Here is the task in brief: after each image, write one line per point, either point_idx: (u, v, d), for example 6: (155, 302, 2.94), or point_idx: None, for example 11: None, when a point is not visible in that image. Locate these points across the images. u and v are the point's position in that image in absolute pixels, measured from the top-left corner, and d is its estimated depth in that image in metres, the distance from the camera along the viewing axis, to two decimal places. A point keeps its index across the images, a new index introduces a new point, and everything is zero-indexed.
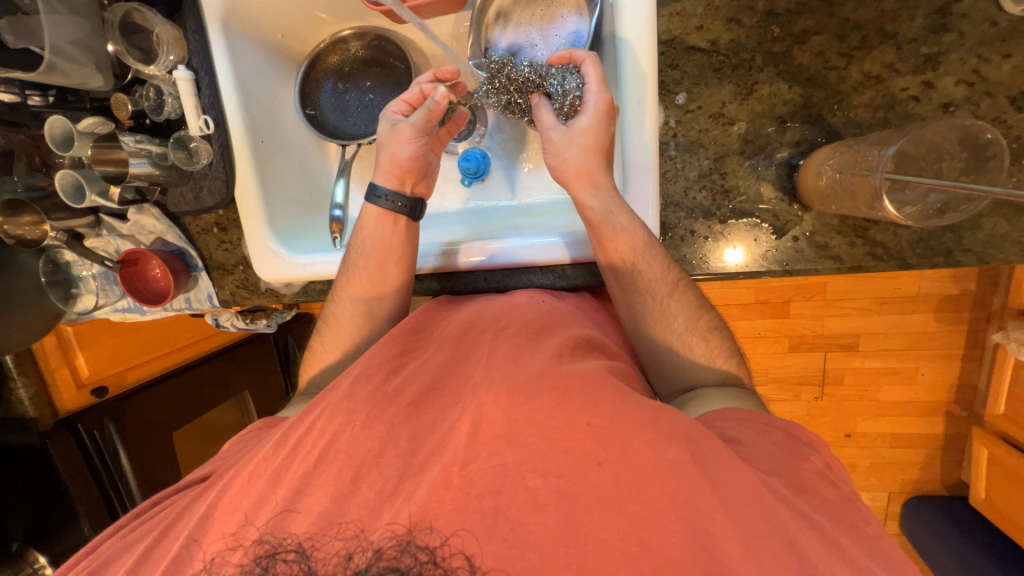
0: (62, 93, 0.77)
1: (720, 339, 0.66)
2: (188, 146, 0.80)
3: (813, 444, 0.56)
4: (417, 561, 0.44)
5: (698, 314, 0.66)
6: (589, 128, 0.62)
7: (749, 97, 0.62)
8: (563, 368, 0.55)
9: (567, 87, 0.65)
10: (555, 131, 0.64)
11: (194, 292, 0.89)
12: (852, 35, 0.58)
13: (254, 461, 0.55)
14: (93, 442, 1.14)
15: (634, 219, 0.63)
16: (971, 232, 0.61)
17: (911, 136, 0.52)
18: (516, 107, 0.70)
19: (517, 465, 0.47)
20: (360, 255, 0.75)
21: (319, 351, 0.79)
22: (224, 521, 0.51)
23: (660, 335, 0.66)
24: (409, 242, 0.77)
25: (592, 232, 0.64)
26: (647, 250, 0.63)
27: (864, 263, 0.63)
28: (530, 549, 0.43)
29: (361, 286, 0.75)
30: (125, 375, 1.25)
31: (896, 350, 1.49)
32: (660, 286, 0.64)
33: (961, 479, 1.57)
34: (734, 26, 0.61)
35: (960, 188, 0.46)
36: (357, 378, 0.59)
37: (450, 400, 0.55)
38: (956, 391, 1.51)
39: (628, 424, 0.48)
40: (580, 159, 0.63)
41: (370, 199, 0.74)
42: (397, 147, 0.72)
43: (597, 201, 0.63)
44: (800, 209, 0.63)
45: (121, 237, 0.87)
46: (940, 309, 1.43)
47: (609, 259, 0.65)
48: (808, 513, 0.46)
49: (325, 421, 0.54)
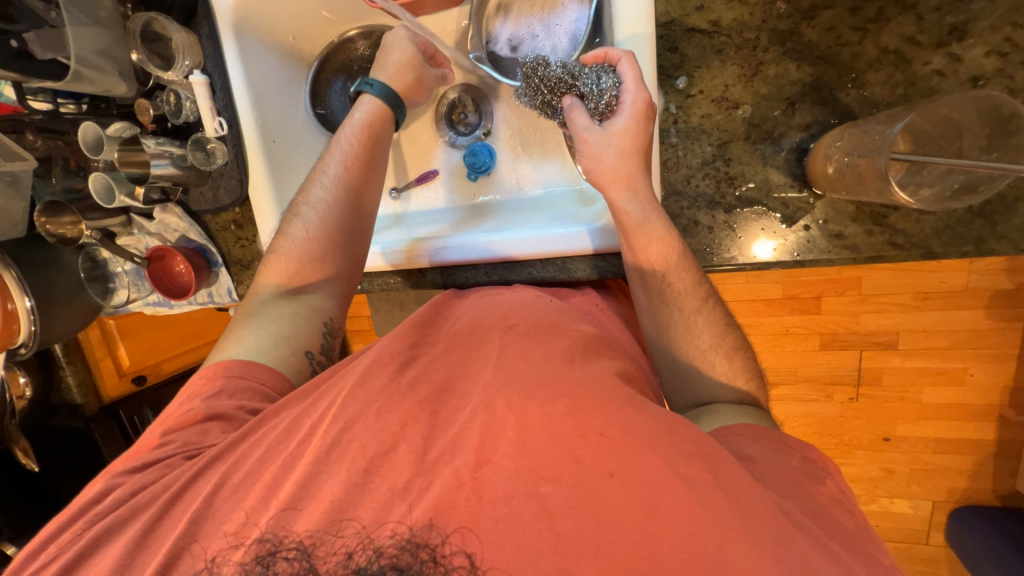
0: (94, 101, 0.83)
1: (744, 360, 0.63)
2: (206, 146, 0.83)
3: (831, 469, 0.53)
4: (417, 560, 0.45)
5: (724, 334, 0.63)
6: (628, 129, 0.59)
7: (754, 78, 0.59)
8: (570, 373, 0.54)
9: (602, 85, 0.61)
10: (591, 133, 0.61)
11: (215, 286, 0.93)
12: (866, 7, 0.54)
13: (263, 448, 0.57)
14: (132, 424, 1.28)
15: (673, 233, 0.62)
16: (1006, 219, 0.55)
17: (921, 109, 0.48)
18: (549, 108, 0.68)
19: (529, 470, 0.47)
20: (353, 139, 0.77)
21: (282, 256, 0.76)
22: (232, 514, 0.53)
23: (683, 348, 0.64)
24: (385, 127, 0.79)
25: (626, 234, 0.62)
26: (683, 263, 0.61)
27: (883, 253, 0.59)
28: (542, 556, 0.43)
29: (351, 172, 0.77)
30: (163, 365, 1.35)
31: (941, 348, 1.38)
32: (689, 300, 0.63)
33: (1016, 489, 1.45)
34: (737, 5, 0.58)
35: (982, 167, 0.43)
36: (371, 366, 0.59)
37: (462, 401, 0.54)
38: (1010, 394, 1.39)
39: (639, 433, 0.47)
40: (615, 160, 0.59)
41: (364, 91, 0.79)
42: (416, 70, 0.80)
43: (634, 206, 0.60)
44: (811, 195, 0.60)
45: (150, 235, 0.92)
46: (991, 304, 1.32)
47: (639, 264, 0.63)
48: (823, 539, 0.44)
49: (334, 414, 0.55)
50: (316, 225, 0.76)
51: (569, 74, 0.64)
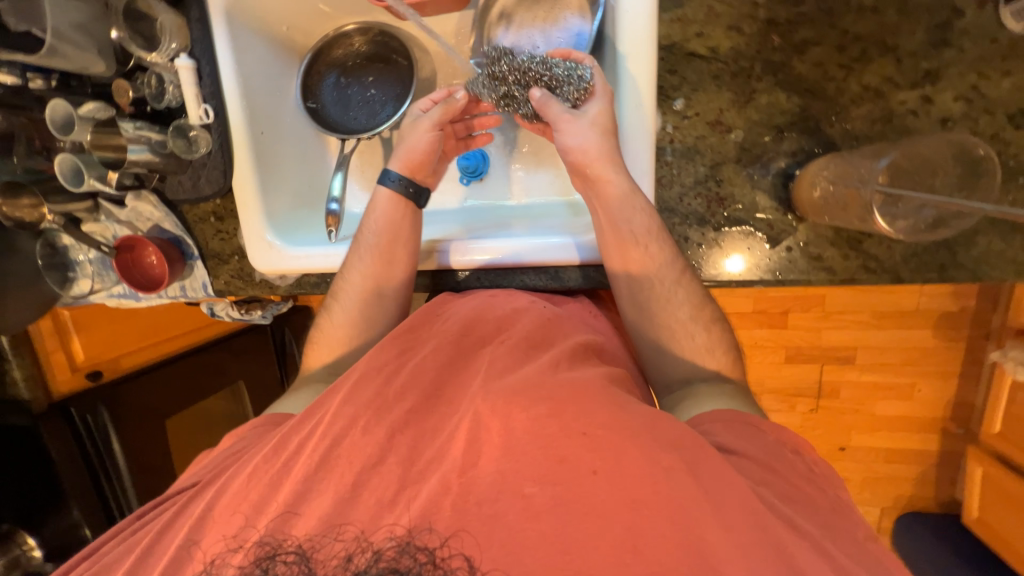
0: (65, 78, 0.77)
1: (722, 330, 0.66)
2: (188, 134, 0.79)
3: (799, 450, 0.56)
4: (417, 561, 0.45)
5: (703, 304, 0.65)
6: (605, 111, 0.63)
7: (748, 105, 0.61)
8: (559, 375, 0.57)
9: (578, 73, 0.64)
10: (570, 117, 0.62)
11: (189, 280, 0.89)
12: (852, 47, 0.58)
13: (249, 466, 0.58)
14: (85, 425, 1.16)
15: (648, 205, 0.64)
16: (965, 249, 0.60)
17: (904, 150, 0.54)
18: (513, 100, 0.68)
19: (514, 471, 0.48)
20: (372, 235, 0.77)
21: (320, 340, 0.81)
22: (230, 519, 0.55)
23: (663, 321, 0.66)
24: (415, 228, 0.79)
25: (607, 207, 0.63)
26: (660, 233, 0.63)
27: (856, 276, 0.63)
28: (526, 554, 0.44)
29: (372, 266, 0.77)
30: (121, 361, 1.28)
31: (893, 365, 1.48)
32: (669, 273, 0.64)
33: (954, 496, 1.57)
34: (735, 34, 0.60)
35: (971, 208, 0.45)
36: (361, 379, 0.61)
37: (451, 410, 0.57)
38: (950, 409, 1.50)
39: (619, 431, 0.49)
40: (597, 138, 0.62)
41: (380, 184, 0.79)
42: (415, 140, 0.77)
43: (622, 179, 0.62)
44: (795, 219, 0.63)
45: (119, 223, 0.87)
46: (939, 325, 1.42)
47: (621, 239, 0.64)
48: (801, 529, 0.45)
49: (324, 429, 0.56)
50: (345, 313, 0.79)
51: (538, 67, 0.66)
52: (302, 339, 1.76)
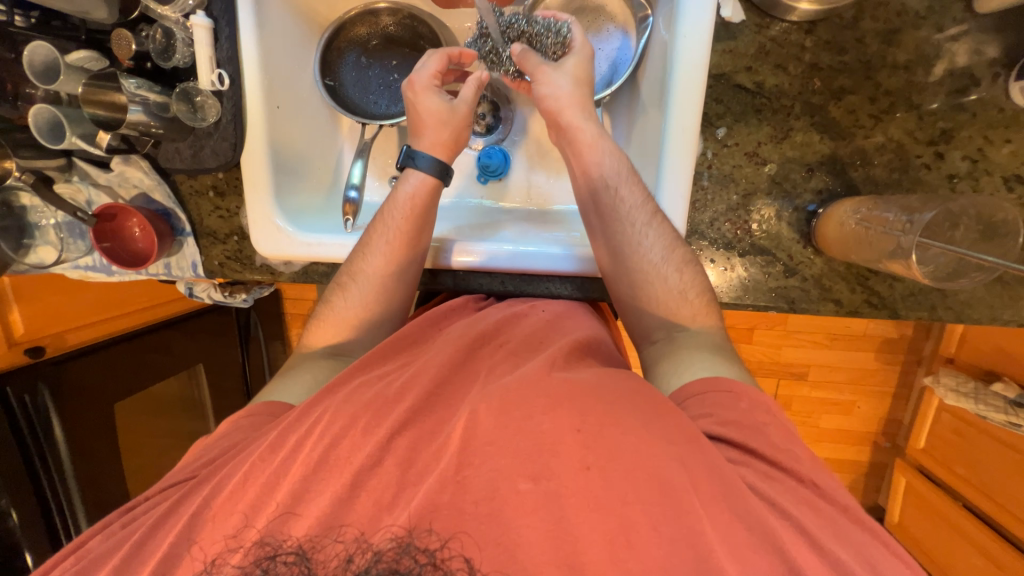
0: (47, 17, 0.69)
1: (694, 273, 0.67)
2: (194, 99, 0.73)
3: (773, 412, 0.56)
4: (417, 562, 0.44)
5: (674, 244, 0.66)
6: (577, 65, 0.70)
7: (784, 141, 0.65)
8: (556, 375, 0.57)
9: (559, 28, 0.72)
10: (546, 67, 0.70)
11: (176, 258, 0.81)
12: (882, 99, 0.63)
13: (245, 465, 0.54)
14: (22, 408, 1.01)
15: (618, 151, 0.70)
16: (954, 294, 0.67)
17: (941, 208, 0.56)
18: (496, 57, 0.76)
19: (507, 468, 0.48)
20: (398, 213, 0.74)
21: (325, 321, 0.77)
22: (231, 515, 0.51)
23: (637, 264, 0.67)
24: (431, 204, 0.76)
25: (579, 152, 0.70)
26: (629, 175, 0.68)
27: (860, 310, 0.68)
28: (520, 552, 0.44)
29: (394, 246, 0.74)
30: (67, 337, 1.11)
31: (841, 383, 1.62)
32: (639, 214, 0.66)
33: (877, 502, 1.75)
34: (780, 72, 0.64)
35: (991, 263, 0.50)
36: (359, 386, 0.60)
37: (448, 413, 0.56)
38: (883, 424, 1.67)
39: (631, 437, 0.49)
40: (569, 89, 0.69)
41: (411, 165, 0.75)
42: (449, 124, 0.75)
43: (589, 126, 0.69)
44: (813, 252, 0.67)
45: (96, 187, 0.79)
46: (882, 349, 1.58)
47: (592, 181, 0.69)
48: (793, 516, 0.47)
49: (323, 429, 0.54)
50: (359, 296, 0.75)
51: (520, 21, 0.73)
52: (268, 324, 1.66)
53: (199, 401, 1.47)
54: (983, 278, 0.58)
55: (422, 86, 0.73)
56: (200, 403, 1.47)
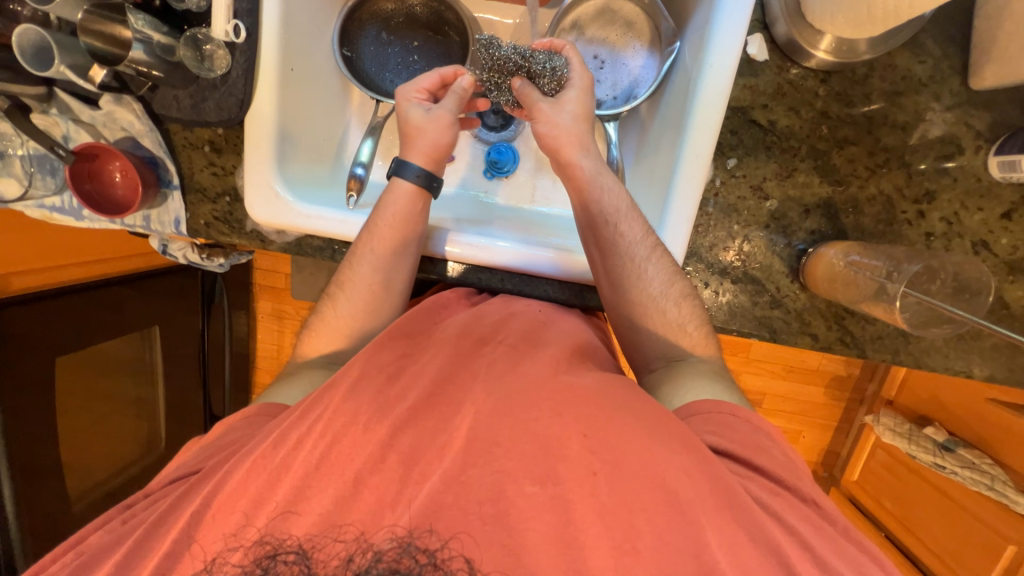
0: None
1: (693, 305, 0.69)
2: (202, 47, 0.68)
3: (772, 437, 0.60)
4: (417, 562, 0.45)
5: (674, 278, 0.68)
6: (577, 100, 0.71)
7: (787, 180, 0.69)
8: (562, 379, 0.58)
9: (554, 65, 0.71)
10: (544, 103, 0.71)
11: (157, 211, 0.76)
12: (879, 154, 0.67)
13: (246, 462, 0.53)
14: None
15: (618, 186, 0.71)
16: (916, 341, 0.72)
17: (924, 263, 0.61)
18: (499, 88, 0.75)
19: (514, 472, 0.49)
20: (385, 220, 0.72)
21: (315, 331, 0.75)
22: (229, 516, 0.50)
23: (638, 298, 0.69)
24: (413, 214, 0.73)
25: (580, 189, 0.71)
26: (629, 212, 0.69)
27: (832, 346, 0.73)
28: (528, 556, 0.46)
29: (382, 253, 0.72)
30: (12, 282, 0.99)
31: (791, 412, 1.71)
32: (639, 249, 0.68)
33: None
34: (793, 115, 0.67)
35: (962, 318, 0.55)
36: (359, 380, 0.57)
37: (450, 410, 0.56)
38: (824, 454, 1.76)
39: (635, 446, 0.51)
40: (570, 125, 0.70)
41: (397, 177, 0.73)
42: (422, 132, 0.73)
43: (588, 162, 0.70)
44: (799, 286, 0.71)
45: (77, 123, 0.73)
46: (830, 386, 1.68)
47: (591, 218, 0.70)
48: (792, 524, 0.50)
49: (324, 426, 0.53)
50: (350, 304, 0.73)
51: (512, 57, 0.71)
52: (234, 291, 1.57)
53: (154, 370, 1.35)
54: (951, 329, 0.63)
55: (406, 97, 0.74)
56: (155, 372, 1.35)
